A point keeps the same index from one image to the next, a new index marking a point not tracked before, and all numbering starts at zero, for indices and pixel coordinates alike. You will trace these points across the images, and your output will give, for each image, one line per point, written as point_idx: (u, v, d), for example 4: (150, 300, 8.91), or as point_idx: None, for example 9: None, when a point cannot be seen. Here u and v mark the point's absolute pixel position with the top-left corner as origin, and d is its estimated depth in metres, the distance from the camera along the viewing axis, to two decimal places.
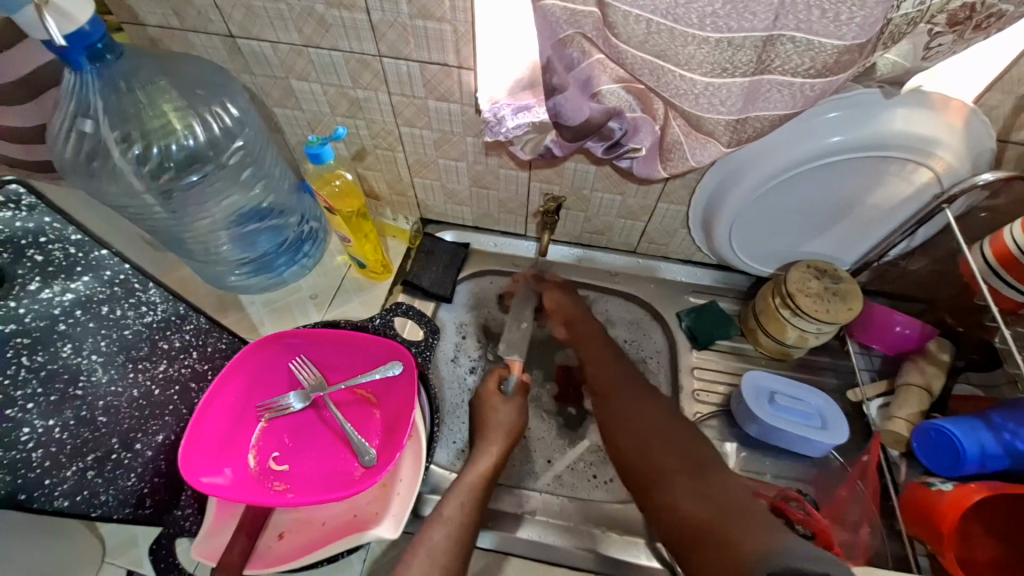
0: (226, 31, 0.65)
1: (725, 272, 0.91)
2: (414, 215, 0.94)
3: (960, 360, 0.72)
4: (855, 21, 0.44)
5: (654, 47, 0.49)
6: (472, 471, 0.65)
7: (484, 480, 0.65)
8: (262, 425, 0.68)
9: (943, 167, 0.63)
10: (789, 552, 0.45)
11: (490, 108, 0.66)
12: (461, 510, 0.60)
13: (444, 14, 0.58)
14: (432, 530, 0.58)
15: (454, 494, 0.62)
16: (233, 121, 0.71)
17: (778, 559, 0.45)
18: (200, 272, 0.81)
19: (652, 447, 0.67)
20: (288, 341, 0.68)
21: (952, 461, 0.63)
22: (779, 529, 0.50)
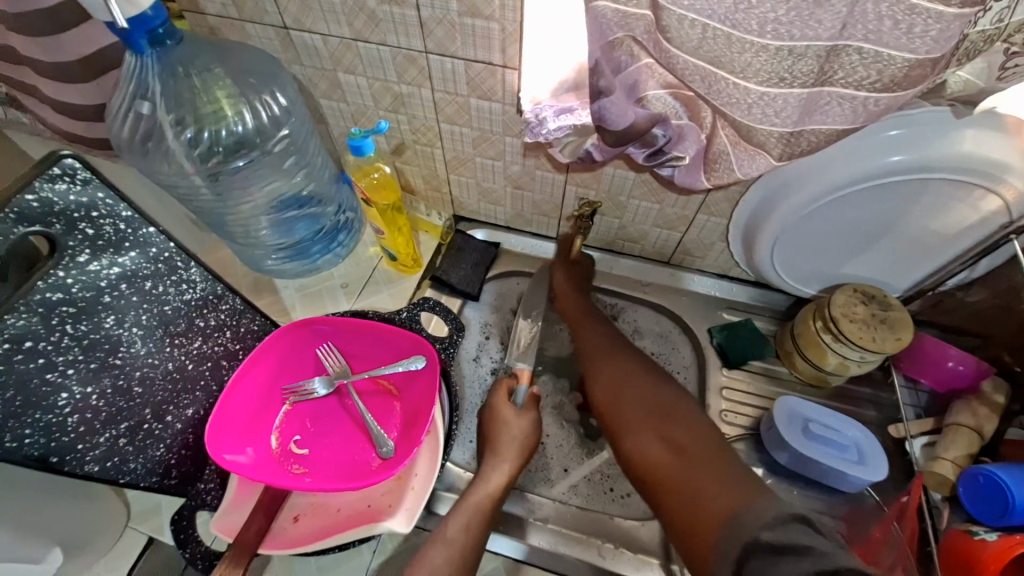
0: (280, 23, 0.66)
1: (763, 290, 0.87)
2: (447, 212, 0.94)
3: (1017, 403, 0.66)
4: (930, 34, 0.41)
5: (708, 54, 0.48)
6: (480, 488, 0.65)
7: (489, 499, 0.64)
8: (286, 408, 0.69)
9: (1014, 196, 0.58)
10: (748, 510, 0.49)
11: (532, 108, 0.65)
12: (467, 531, 0.60)
13: (493, 12, 0.58)
14: (436, 548, 0.58)
15: (459, 513, 0.62)
16: (281, 110, 0.72)
17: (737, 517, 0.49)
18: (239, 254, 0.84)
19: (626, 402, 0.69)
20: (317, 328, 0.69)
21: (1000, 510, 0.58)
22: (743, 483, 0.54)
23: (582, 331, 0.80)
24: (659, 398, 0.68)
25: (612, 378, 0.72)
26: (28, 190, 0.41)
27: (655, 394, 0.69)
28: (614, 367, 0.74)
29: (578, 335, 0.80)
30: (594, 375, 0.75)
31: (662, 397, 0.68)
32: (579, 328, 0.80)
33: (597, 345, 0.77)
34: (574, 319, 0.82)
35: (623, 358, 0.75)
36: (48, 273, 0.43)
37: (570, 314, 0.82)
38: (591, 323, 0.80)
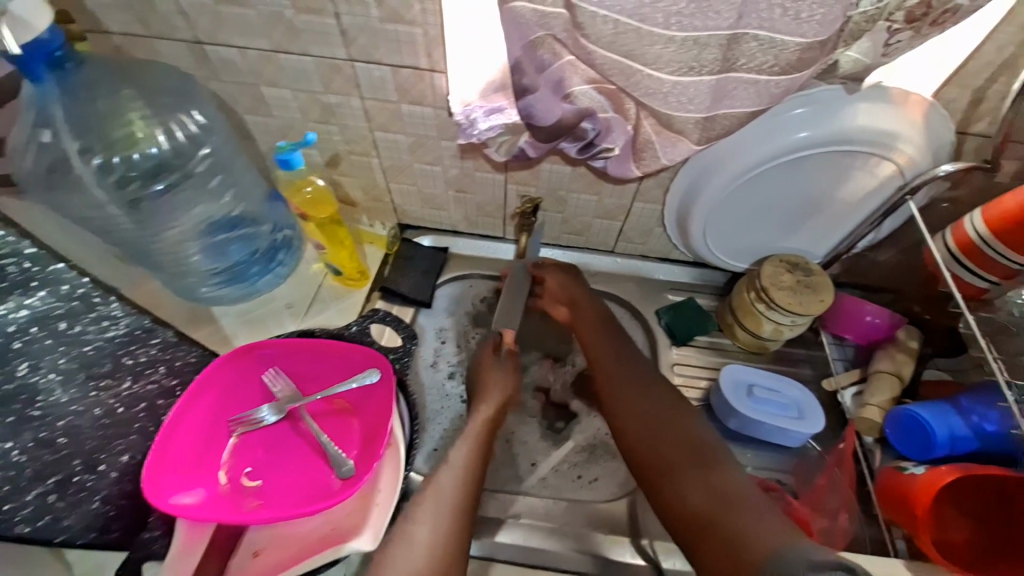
0: (192, 38, 0.63)
1: (701, 269, 0.92)
2: (391, 221, 0.93)
3: (928, 347, 0.75)
4: (815, 18, 0.45)
5: (622, 48, 0.50)
6: (469, 435, 0.70)
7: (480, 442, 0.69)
8: (235, 440, 0.66)
9: (906, 161, 0.65)
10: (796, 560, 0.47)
11: (462, 110, 0.66)
12: (466, 468, 0.65)
13: (415, 17, 0.58)
14: (440, 484, 0.62)
15: (456, 454, 0.67)
16: (199, 128, 0.70)
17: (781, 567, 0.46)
18: (170, 284, 0.79)
19: (658, 441, 0.65)
20: (262, 353, 0.67)
21: (923, 445, 0.65)
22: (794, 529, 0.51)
23: (596, 346, 0.78)
24: (684, 418, 0.67)
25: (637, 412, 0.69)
26: None
27: (678, 412, 0.68)
28: (634, 384, 0.72)
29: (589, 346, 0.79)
30: (607, 390, 0.73)
31: (679, 417, 0.67)
32: (591, 339, 0.79)
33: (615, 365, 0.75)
34: (580, 323, 0.81)
35: (643, 373, 0.73)
36: None
37: (575, 318, 0.82)
38: (604, 333, 0.79)
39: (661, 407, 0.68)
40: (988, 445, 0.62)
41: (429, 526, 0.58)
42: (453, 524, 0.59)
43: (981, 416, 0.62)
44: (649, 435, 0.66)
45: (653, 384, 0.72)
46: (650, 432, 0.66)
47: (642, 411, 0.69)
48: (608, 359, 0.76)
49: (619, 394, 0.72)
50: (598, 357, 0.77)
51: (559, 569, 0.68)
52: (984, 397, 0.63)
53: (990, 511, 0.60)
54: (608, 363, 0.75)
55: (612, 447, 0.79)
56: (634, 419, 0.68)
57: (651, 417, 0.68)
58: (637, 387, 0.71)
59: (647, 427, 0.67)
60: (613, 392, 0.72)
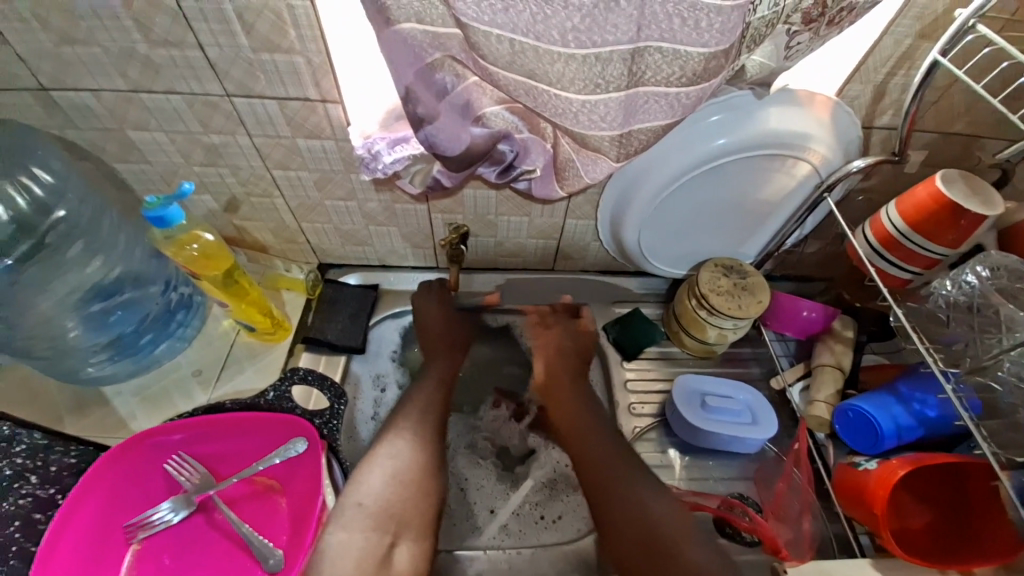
0: (35, 85, 0.54)
1: (643, 278, 0.90)
2: (311, 262, 0.85)
3: (863, 334, 0.76)
4: (715, 27, 0.43)
5: (522, 68, 0.46)
6: (438, 362, 0.75)
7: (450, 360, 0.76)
8: (135, 548, 0.57)
9: (819, 159, 0.65)
10: None
11: (362, 143, 0.60)
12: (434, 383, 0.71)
13: (293, 45, 0.52)
14: (418, 390, 0.70)
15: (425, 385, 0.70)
16: (47, 189, 0.61)
17: None
18: (46, 368, 0.68)
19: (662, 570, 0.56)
20: (157, 440, 0.58)
21: (872, 439, 0.65)
22: None
23: (575, 433, 0.70)
24: (687, 543, 0.58)
25: (634, 523, 0.60)
26: None
27: (681, 533, 0.59)
28: (628, 490, 0.63)
29: (568, 432, 0.71)
30: (596, 487, 0.65)
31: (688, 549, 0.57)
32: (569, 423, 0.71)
33: (602, 455, 0.67)
34: (556, 409, 0.74)
35: (638, 480, 0.64)
36: None
37: (551, 393, 0.76)
38: (586, 423, 0.71)
39: (665, 523, 0.60)
40: (931, 430, 0.63)
41: (411, 424, 0.65)
42: (433, 422, 0.66)
43: (922, 402, 0.63)
44: (651, 562, 0.57)
45: (651, 493, 0.62)
46: (651, 555, 0.58)
47: (642, 526, 0.60)
48: (597, 454, 0.67)
49: (615, 500, 0.62)
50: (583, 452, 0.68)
51: None
52: (922, 381, 0.64)
53: (940, 492, 0.61)
54: (596, 462, 0.66)
55: (573, 479, 0.75)
56: (628, 528, 0.60)
57: (651, 534, 0.59)
58: (634, 492, 0.62)
59: (648, 546, 0.58)
60: (602, 489, 0.64)
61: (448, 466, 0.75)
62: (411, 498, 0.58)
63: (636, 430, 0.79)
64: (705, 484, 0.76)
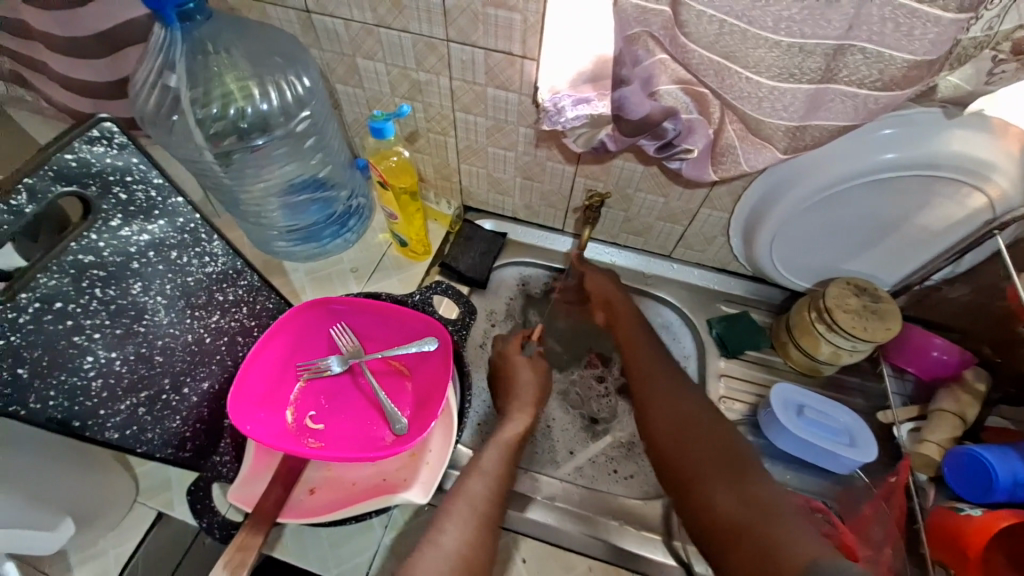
0: (303, 6, 0.67)
1: (759, 284, 0.90)
2: (456, 201, 0.96)
3: (996, 392, 0.71)
4: (928, 37, 0.45)
5: (723, 49, 0.51)
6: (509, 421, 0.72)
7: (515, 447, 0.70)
8: (301, 384, 0.71)
9: (998, 194, 0.62)
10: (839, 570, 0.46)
11: (550, 97, 0.67)
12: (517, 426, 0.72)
13: (516, 3, 0.60)
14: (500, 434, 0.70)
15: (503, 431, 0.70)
16: (305, 91, 0.74)
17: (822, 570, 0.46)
18: (251, 235, 0.85)
19: (694, 449, 0.65)
20: (333, 307, 0.70)
21: (983, 487, 0.61)
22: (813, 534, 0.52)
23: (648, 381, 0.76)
24: (706, 421, 0.68)
25: (677, 419, 0.69)
26: (67, 149, 0.42)
27: (701, 415, 0.69)
28: (662, 388, 0.74)
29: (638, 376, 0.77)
30: (644, 398, 0.74)
31: (722, 428, 0.67)
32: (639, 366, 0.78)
33: (656, 373, 0.76)
34: (621, 330, 0.83)
35: (679, 384, 0.75)
36: (81, 236, 0.44)
37: (613, 318, 0.85)
38: (647, 345, 0.80)
39: (691, 409, 0.70)
40: None
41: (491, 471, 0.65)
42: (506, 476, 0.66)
43: None
44: (685, 445, 0.66)
45: (683, 391, 0.73)
46: (683, 438, 0.67)
47: (673, 417, 0.70)
48: (647, 366, 0.77)
49: (659, 398, 0.73)
50: (637, 364, 0.79)
51: (582, 553, 0.68)
52: None
53: None
54: (665, 423, 0.70)
55: None
56: (669, 423, 0.69)
57: (678, 419, 0.69)
58: (672, 392, 0.73)
59: (676, 427, 0.68)
60: (648, 398, 0.74)
61: None
62: (480, 547, 0.57)
63: None
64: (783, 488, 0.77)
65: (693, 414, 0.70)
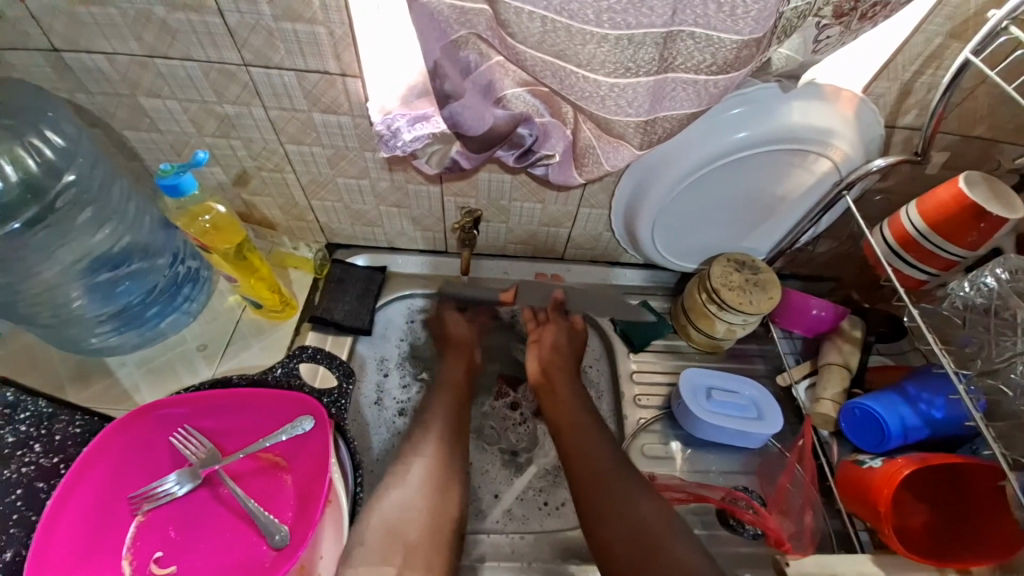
0: (47, 45, 0.52)
1: (652, 271, 0.89)
2: (318, 241, 0.83)
3: (871, 334, 0.76)
4: (751, 15, 0.42)
5: (552, 47, 0.45)
6: (444, 390, 0.74)
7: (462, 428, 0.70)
8: (138, 520, 0.59)
9: (841, 156, 0.65)
10: None
11: (382, 119, 0.59)
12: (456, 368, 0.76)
13: (315, 14, 0.50)
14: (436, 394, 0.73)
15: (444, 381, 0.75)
16: (57, 153, 0.59)
17: None
18: (51, 338, 0.67)
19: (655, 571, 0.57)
20: (164, 413, 0.60)
21: (878, 438, 0.65)
22: None
23: (592, 474, 0.66)
24: (670, 544, 0.59)
25: (626, 525, 0.62)
26: None
27: (661, 535, 0.60)
28: (617, 497, 0.64)
29: (577, 466, 0.68)
30: (587, 500, 0.65)
31: (673, 545, 0.59)
32: (580, 455, 0.68)
33: (599, 465, 0.67)
34: (556, 411, 0.74)
35: (625, 479, 0.66)
36: None
37: (546, 386, 0.76)
38: (587, 427, 0.71)
39: (651, 525, 0.61)
40: (936, 431, 0.63)
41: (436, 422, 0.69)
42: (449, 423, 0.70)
43: (928, 403, 0.63)
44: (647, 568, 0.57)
45: (634, 495, 0.64)
46: (641, 555, 0.59)
47: (634, 539, 0.60)
48: (588, 458, 0.68)
49: (614, 512, 0.63)
50: (586, 471, 0.67)
51: None
52: (930, 383, 0.64)
53: (945, 497, 0.61)
54: (619, 534, 0.61)
55: None
56: (619, 532, 0.61)
57: (638, 541, 0.60)
58: (625, 496, 0.64)
59: (637, 552, 0.59)
60: (597, 507, 0.64)
61: None
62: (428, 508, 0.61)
63: (641, 421, 0.80)
64: (708, 476, 0.77)
65: (646, 525, 0.61)
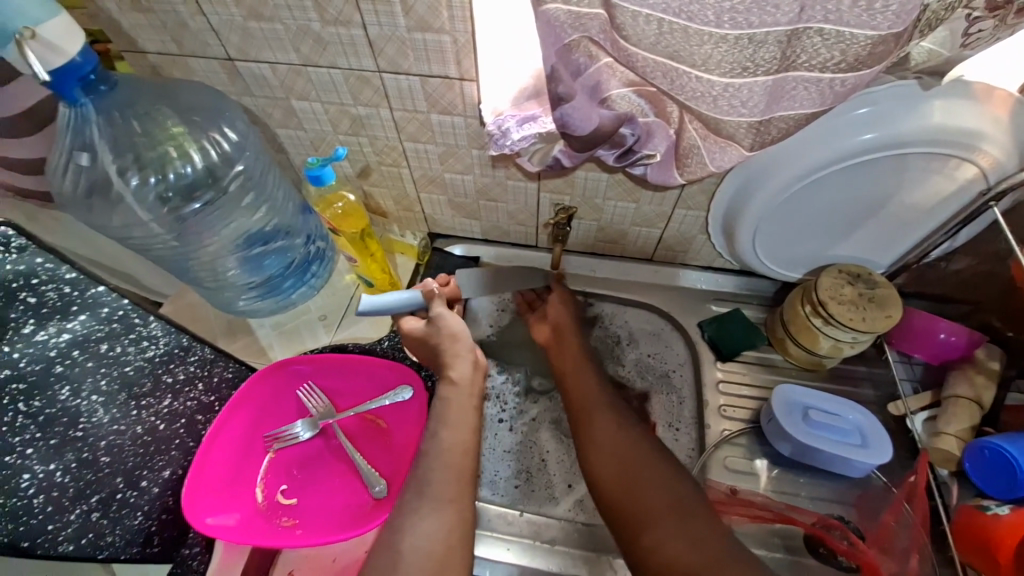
0: (225, 55, 0.63)
1: (748, 278, 0.85)
2: (422, 230, 0.91)
3: (1012, 369, 0.65)
4: (890, 9, 0.40)
5: (666, 49, 0.46)
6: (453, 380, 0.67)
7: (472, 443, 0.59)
8: (270, 455, 0.70)
9: (990, 162, 0.58)
10: None
11: (494, 120, 0.64)
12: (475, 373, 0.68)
13: (443, 25, 0.56)
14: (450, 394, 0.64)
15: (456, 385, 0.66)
16: (232, 146, 0.70)
17: None
18: (210, 299, 0.81)
19: (640, 487, 0.57)
20: (295, 369, 0.71)
21: (1009, 482, 0.56)
22: None
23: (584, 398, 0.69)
24: (652, 526, 0.53)
25: (613, 447, 0.62)
26: None
27: (657, 513, 0.54)
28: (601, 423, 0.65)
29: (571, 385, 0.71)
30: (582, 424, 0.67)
31: (650, 452, 0.60)
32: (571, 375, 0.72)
33: (587, 392, 0.69)
34: (560, 354, 0.76)
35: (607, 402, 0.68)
36: None
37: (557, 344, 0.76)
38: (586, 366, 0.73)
39: (650, 502, 0.55)
40: None
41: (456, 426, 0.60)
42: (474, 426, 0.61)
43: None
44: (637, 488, 0.57)
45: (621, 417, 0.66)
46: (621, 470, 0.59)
47: (618, 514, 0.57)
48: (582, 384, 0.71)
49: (616, 490, 0.58)
50: (581, 399, 0.69)
51: None
52: None
53: None
54: (607, 458, 0.61)
55: None
56: (607, 452, 0.62)
57: (630, 513, 0.55)
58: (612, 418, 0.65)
59: (619, 468, 0.60)
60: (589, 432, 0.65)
61: (532, 436, 0.79)
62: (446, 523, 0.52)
63: (725, 433, 0.77)
64: (796, 500, 0.72)
65: (631, 447, 0.61)
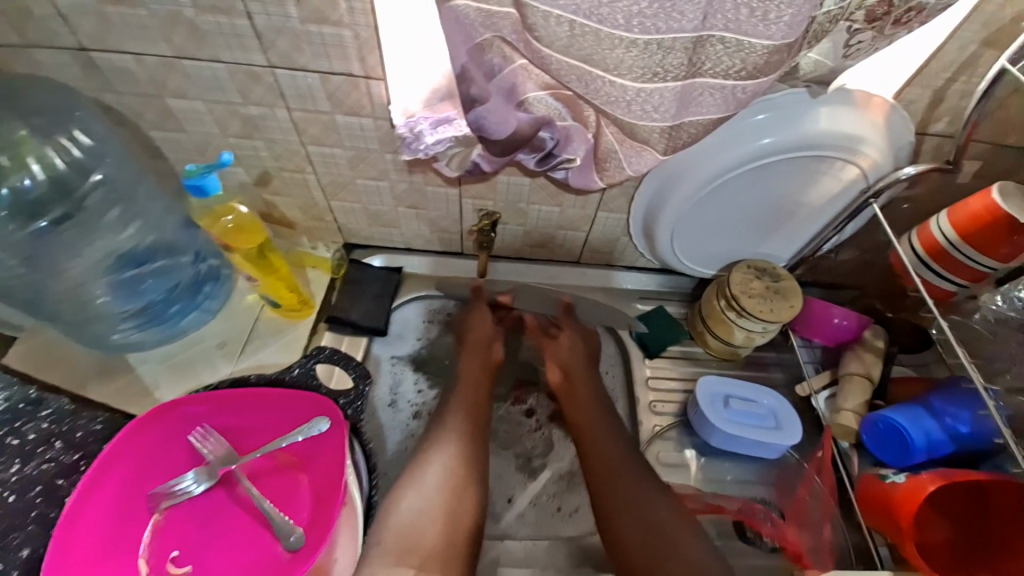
0: (75, 44, 0.53)
1: (668, 276, 0.88)
2: (336, 241, 0.83)
3: (894, 346, 0.74)
4: (784, 19, 0.41)
5: (579, 52, 0.45)
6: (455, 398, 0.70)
7: (474, 438, 0.66)
8: (156, 518, 0.60)
9: (869, 164, 0.64)
10: None
11: (405, 122, 0.59)
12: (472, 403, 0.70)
13: (342, 17, 0.50)
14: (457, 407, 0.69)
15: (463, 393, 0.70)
16: (86, 152, 0.61)
17: None
18: (75, 334, 0.68)
19: (617, 467, 0.66)
20: (185, 411, 0.62)
21: (902, 451, 0.64)
22: None
23: (577, 384, 0.75)
24: (620, 504, 0.63)
25: (598, 428, 0.70)
26: None
27: (625, 491, 0.64)
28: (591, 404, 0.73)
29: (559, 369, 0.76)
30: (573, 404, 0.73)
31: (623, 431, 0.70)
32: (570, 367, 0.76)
33: (579, 376, 0.76)
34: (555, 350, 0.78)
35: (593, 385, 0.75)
36: None
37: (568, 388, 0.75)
38: (580, 352, 0.78)
39: (621, 482, 0.65)
40: (965, 447, 0.61)
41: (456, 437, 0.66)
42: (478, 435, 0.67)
43: (956, 417, 0.61)
44: (610, 469, 0.66)
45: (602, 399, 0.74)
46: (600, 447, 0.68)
47: (592, 483, 0.66)
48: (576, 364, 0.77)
49: (596, 464, 0.67)
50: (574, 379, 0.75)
51: None
52: (956, 397, 0.62)
53: (977, 515, 0.57)
54: (593, 436, 0.69)
55: None
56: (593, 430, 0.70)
57: (599, 486, 0.65)
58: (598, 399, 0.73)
59: (602, 445, 0.68)
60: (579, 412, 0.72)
61: None
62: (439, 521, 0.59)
63: (656, 428, 0.79)
64: (723, 485, 0.76)
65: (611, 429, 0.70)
